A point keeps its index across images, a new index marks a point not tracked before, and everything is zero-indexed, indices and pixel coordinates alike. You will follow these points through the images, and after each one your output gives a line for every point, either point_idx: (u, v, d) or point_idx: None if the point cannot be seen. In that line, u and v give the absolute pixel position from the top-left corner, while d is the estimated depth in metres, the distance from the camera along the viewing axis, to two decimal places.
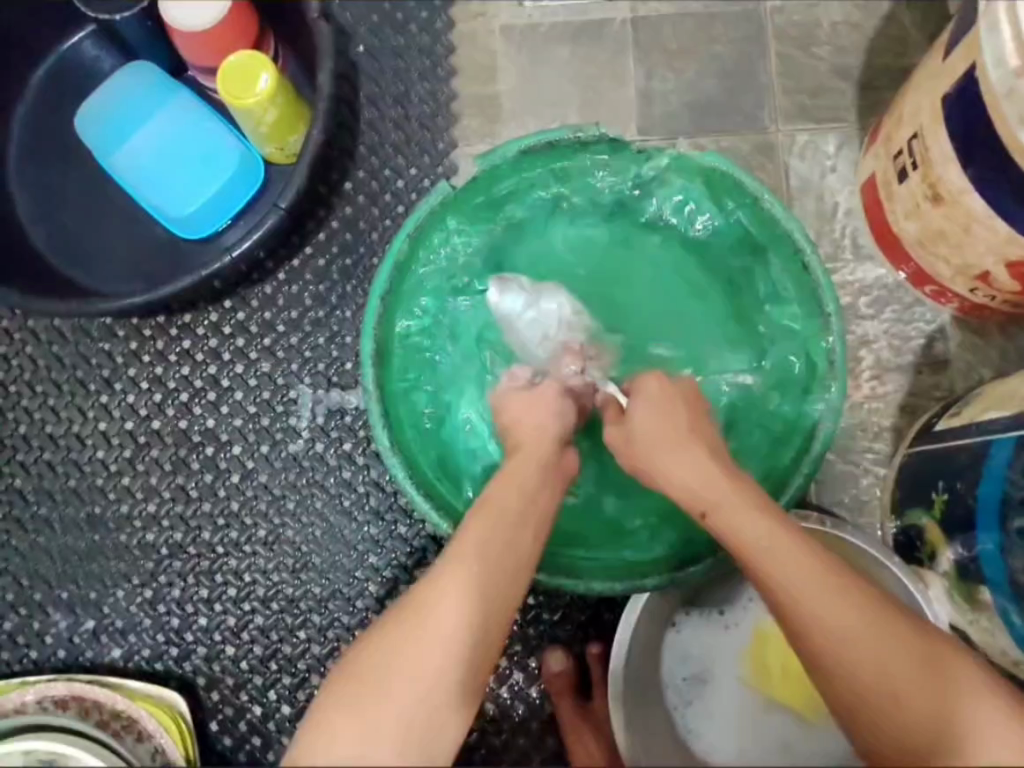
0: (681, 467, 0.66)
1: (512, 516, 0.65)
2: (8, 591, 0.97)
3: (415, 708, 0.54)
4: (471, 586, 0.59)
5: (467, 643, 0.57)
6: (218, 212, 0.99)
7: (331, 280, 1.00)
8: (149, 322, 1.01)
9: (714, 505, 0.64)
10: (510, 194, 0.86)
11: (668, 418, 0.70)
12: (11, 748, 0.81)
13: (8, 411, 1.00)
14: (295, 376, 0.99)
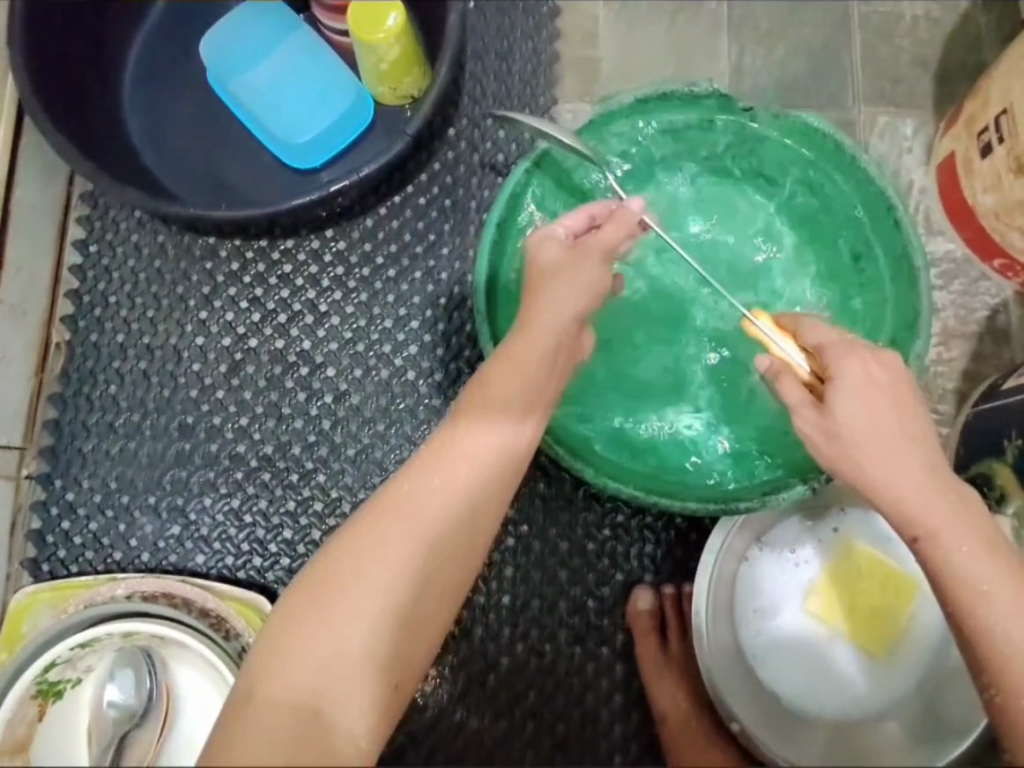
0: (894, 473, 0.67)
1: (478, 462, 0.67)
2: (96, 492, 0.99)
3: (347, 669, 0.55)
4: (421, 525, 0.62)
5: (405, 604, 0.59)
6: (332, 143, 1.03)
7: (430, 218, 1.05)
8: (252, 245, 1.04)
9: (929, 529, 0.66)
10: (625, 142, 0.92)
11: (877, 412, 0.69)
12: (112, 630, 0.85)
13: (107, 321, 1.03)
14: (391, 307, 1.03)
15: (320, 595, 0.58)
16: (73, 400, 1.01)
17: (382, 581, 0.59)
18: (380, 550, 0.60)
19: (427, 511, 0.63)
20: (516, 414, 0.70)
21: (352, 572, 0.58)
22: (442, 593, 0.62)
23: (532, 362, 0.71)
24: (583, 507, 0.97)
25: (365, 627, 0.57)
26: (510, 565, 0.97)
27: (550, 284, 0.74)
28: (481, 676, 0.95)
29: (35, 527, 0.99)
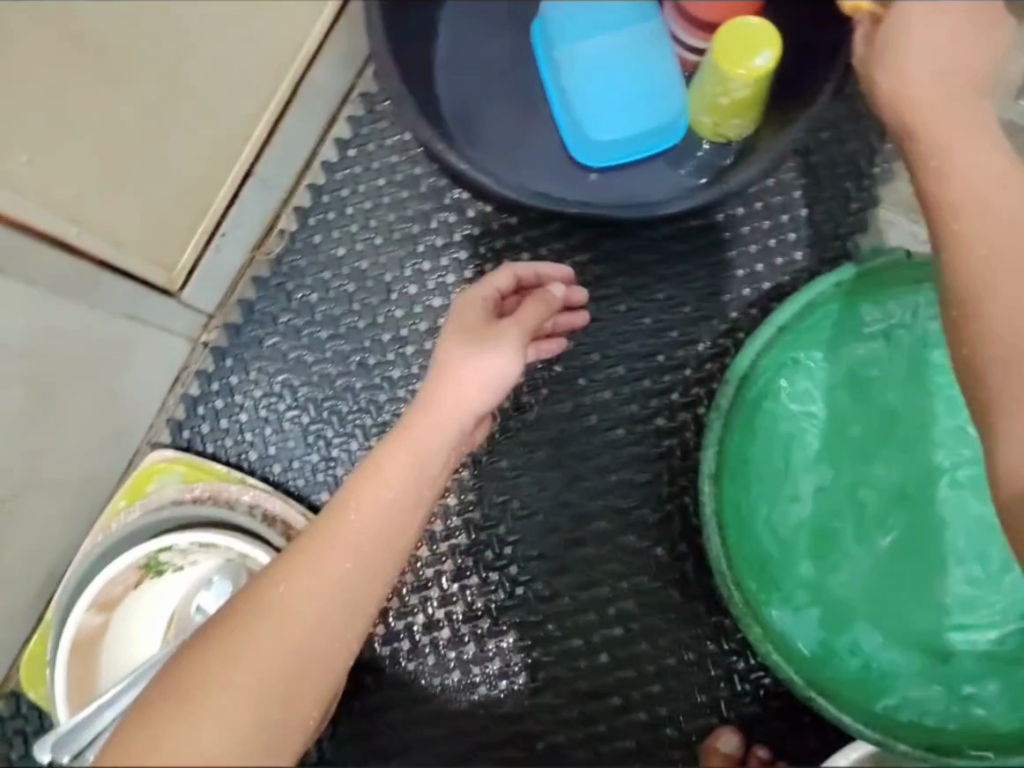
0: (920, 58, 0.64)
1: (379, 526, 0.62)
2: (257, 386, 0.98)
3: None
4: (301, 603, 0.56)
5: (270, 692, 0.51)
6: (606, 158, 0.94)
7: (688, 268, 0.95)
8: (500, 218, 0.97)
9: (951, 213, 0.64)
10: (915, 309, 0.87)
11: (934, 32, 0.63)
12: (230, 545, 0.86)
13: (336, 229, 0.99)
14: (608, 342, 0.95)
15: (167, 708, 0.49)
16: (272, 290, 0.99)
17: (247, 680, 0.51)
18: (254, 637, 0.53)
19: (314, 582, 0.57)
20: (409, 474, 0.65)
21: (210, 671, 0.51)
22: (327, 668, 0.55)
23: (432, 426, 0.68)
24: (704, 635, 0.92)
25: (222, 729, 0.48)
26: (607, 652, 0.92)
27: (456, 346, 0.72)
28: (530, 742, 0.92)
29: (192, 392, 0.98)
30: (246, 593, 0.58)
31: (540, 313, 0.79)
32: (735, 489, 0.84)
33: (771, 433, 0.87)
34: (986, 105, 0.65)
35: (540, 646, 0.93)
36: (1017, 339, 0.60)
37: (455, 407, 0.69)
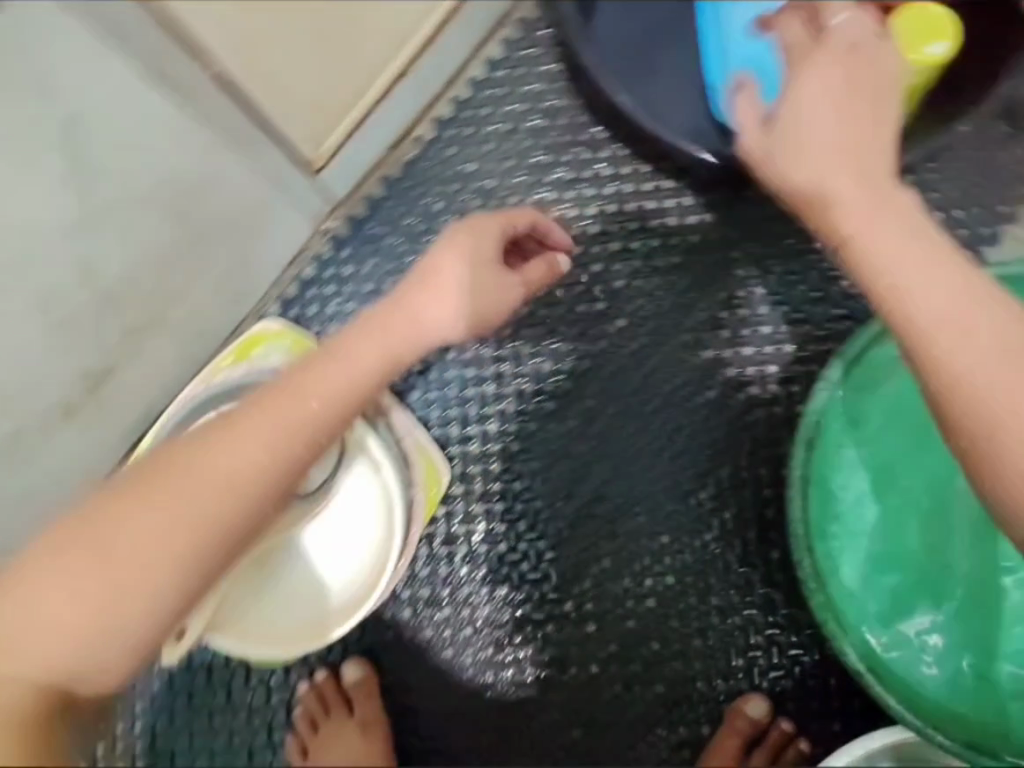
0: (818, 124, 0.64)
1: (308, 425, 0.64)
2: (367, 282, 1.01)
3: (88, 600, 0.56)
4: (225, 459, 0.61)
5: (172, 546, 0.58)
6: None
7: (810, 246, 0.95)
8: (634, 162, 0.98)
9: (896, 291, 0.59)
10: None
11: (824, 112, 0.64)
12: None
13: (470, 144, 1.00)
14: (715, 304, 0.96)
15: (60, 562, 0.57)
16: (399, 192, 1.01)
17: (156, 520, 0.58)
18: (145, 511, 0.58)
19: (242, 440, 0.62)
20: (346, 383, 0.67)
21: (108, 530, 0.58)
22: (232, 532, 0.61)
23: (381, 347, 0.70)
24: (753, 603, 0.94)
25: (127, 562, 0.57)
26: (654, 599, 0.95)
27: (439, 286, 0.73)
28: (564, 666, 0.95)
29: (305, 274, 1.01)
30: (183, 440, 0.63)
31: (546, 277, 0.81)
32: (824, 473, 0.84)
33: (877, 414, 0.86)
34: (906, 190, 0.63)
35: (591, 580, 0.96)
36: (996, 400, 0.56)
37: (403, 333, 0.71)
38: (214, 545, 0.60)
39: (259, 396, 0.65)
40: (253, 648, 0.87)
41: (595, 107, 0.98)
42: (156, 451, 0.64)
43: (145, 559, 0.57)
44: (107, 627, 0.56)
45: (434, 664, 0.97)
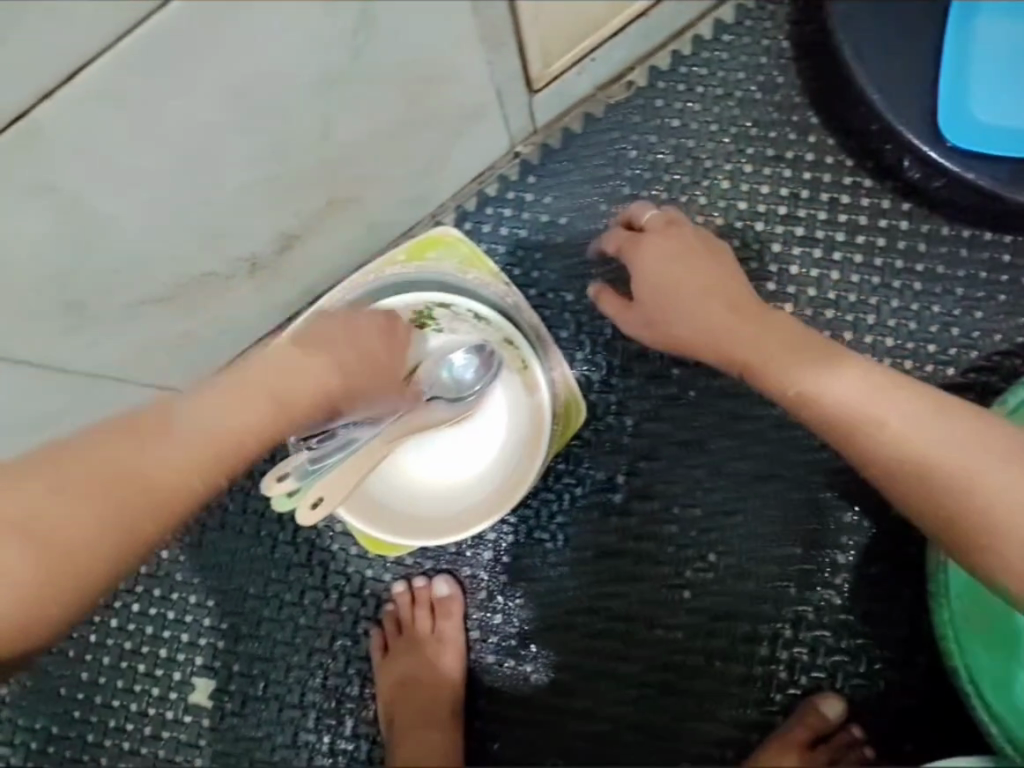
0: (657, 262, 0.85)
1: (237, 403, 0.69)
2: (544, 212, 1.02)
3: (85, 505, 0.64)
4: (143, 466, 0.65)
5: (164, 477, 0.65)
6: (974, 139, 0.89)
7: (993, 277, 0.95)
8: (838, 155, 0.98)
9: (754, 361, 0.79)
10: None
11: (664, 267, 0.85)
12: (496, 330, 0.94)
13: (679, 101, 1.01)
14: (887, 311, 0.96)
15: (157, 420, 0.67)
16: (596, 133, 1.02)
17: (90, 508, 0.64)
18: (223, 406, 0.68)
19: (133, 460, 0.65)
20: (299, 385, 0.71)
21: (197, 416, 0.67)
22: (205, 475, 0.67)
23: (306, 381, 0.72)
24: (852, 608, 0.95)
25: (91, 517, 0.64)
26: (754, 580, 0.97)
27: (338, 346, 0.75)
28: (650, 624, 0.98)
29: (488, 191, 1.03)
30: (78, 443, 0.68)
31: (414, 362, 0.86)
32: None
33: None
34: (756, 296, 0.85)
35: (696, 548, 0.98)
36: (929, 446, 0.73)
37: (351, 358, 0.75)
38: (242, 453, 0.68)
39: (341, 327, 0.78)
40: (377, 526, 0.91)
41: (812, 92, 0.99)
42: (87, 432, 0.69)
43: (206, 455, 0.67)
44: (83, 545, 0.64)
45: (525, 592, 1.00)
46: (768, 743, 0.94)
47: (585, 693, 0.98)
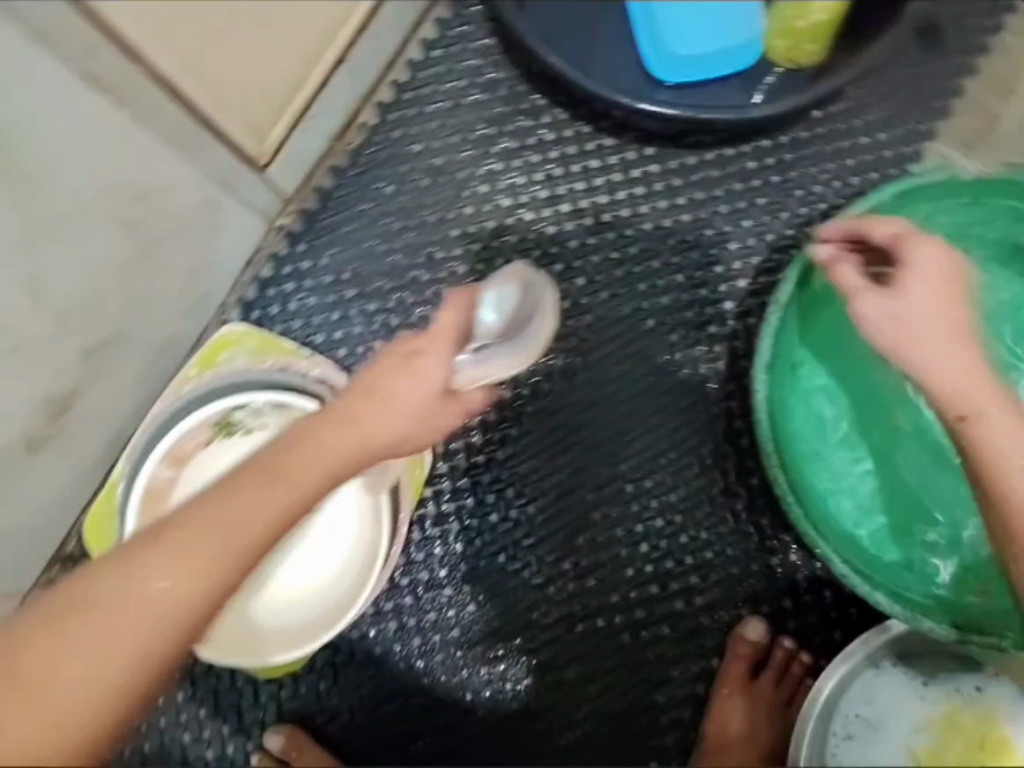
0: (918, 309, 0.74)
1: (177, 558, 0.60)
2: (326, 273, 1.01)
3: (12, 732, 0.57)
4: (80, 653, 0.58)
5: (86, 685, 0.58)
6: (675, 75, 0.96)
7: (750, 186, 0.99)
8: (575, 125, 1.01)
9: (974, 412, 0.72)
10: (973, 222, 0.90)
11: (936, 310, 0.75)
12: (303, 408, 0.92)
13: (415, 126, 1.01)
14: (667, 252, 1.00)
15: (70, 601, 0.60)
16: (348, 180, 1.01)
17: (18, 744, 0.57)
18: (116, 619, 0.59)
19: (74, 652, 0.58)
20: (243, 525, 0.62)
21: (94, 605, 0.59)
22: (157, 656, 0.60)
23: (241, 519, 0.62)
24: (740, 531, 0.97)
25: (22, 741, 0.57)
26: (647, 542, 0.99)
27: (301, 446, 0.66)
28: (570, 623, 0.98)
29: (264, 274, 1.00)
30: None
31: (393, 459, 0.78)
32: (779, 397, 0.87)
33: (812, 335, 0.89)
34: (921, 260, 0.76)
35: (585, 533, 0.99)
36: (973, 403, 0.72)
37: (304, 480, 0.65)
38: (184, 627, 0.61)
39: (268, 452, 0.66)
40: (239, 656, 0.87)
41: (532, 76, 1.01)
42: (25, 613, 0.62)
43: (107, 652, 0.59)
44: None
45: (443, 645, 0.98)
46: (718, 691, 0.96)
47: (535, 714, 0.97)
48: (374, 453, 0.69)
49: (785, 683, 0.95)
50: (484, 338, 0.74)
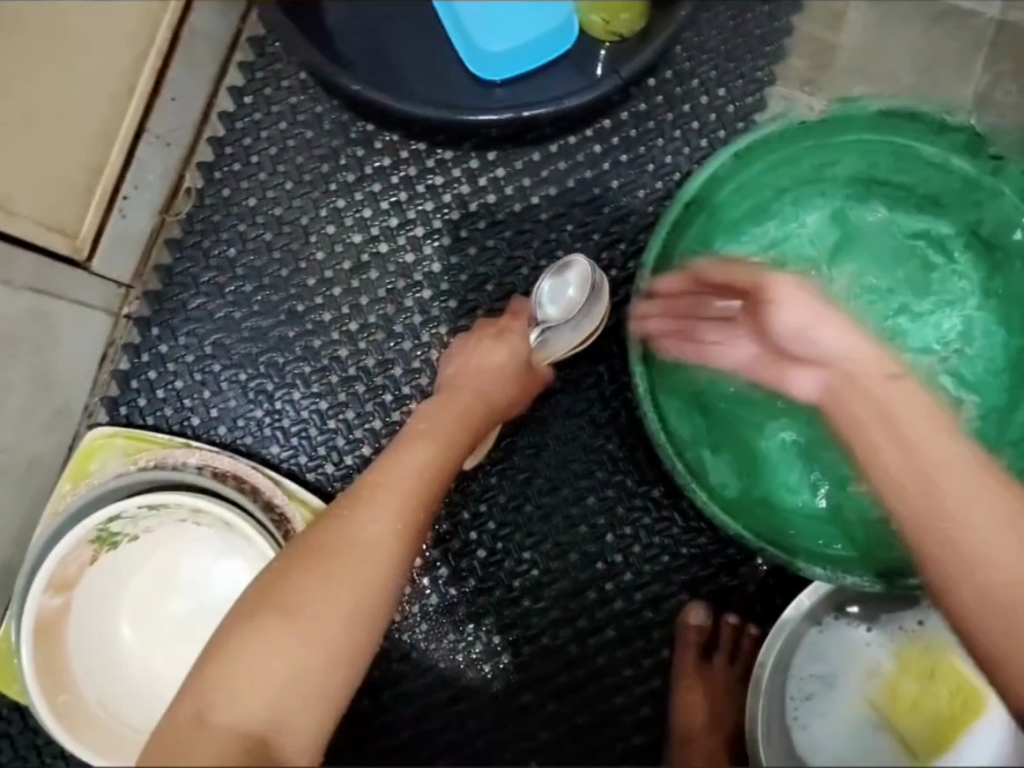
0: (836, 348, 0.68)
1: (370, 578, 0.61)
2: (188, 352, 0.96)
3: (255, 691, 0.53)
4: (270, 685, 0.53)
5: (326, 638, 0.56)
6: (496, 70, 0.92)
7: (601, 169, 0.95)
8: (409, 145, 0.96)
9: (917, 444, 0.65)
10: (817, 164, 0.88)
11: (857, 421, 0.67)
12: (181, 502, 0.86)
13: (244, 179, 0.96)
14: (533, 254, 0.95)
15: (271, 592, 0.58)
16: (188, 251, 0.96)
17: (252, 706, 0.52)
18: (301, 639, 0.56)
19: (256, 681, 0.53)
20: (390, 509, 0.66)
21: (292, 601, 0.57)
22: (350, 668, 0.57)
23: (387, 527, 0.65)
24: (663, 520, 0.95)
25: (261, 689, 0.53)
26: (576, 551, 0.95)
27: (400, 454, 0.71)
28: (516, 650, 0.95)
29: (123, 367, 0.95)
30: (212, 638, 0.56)
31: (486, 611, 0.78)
32: (658, 388, 0.89)
33: None
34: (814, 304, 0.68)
35: (511, 557, 0.95)
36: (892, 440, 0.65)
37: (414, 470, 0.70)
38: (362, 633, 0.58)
39: (384, 461, 0.70)
40: None
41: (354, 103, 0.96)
42: (210, 636, 0.57)
43: (304, 651, 0.56)
44: (288, 717, 0.53)
45: (391, 701, 0.94)
46: (678, 689, 0.91)
47: (497, 751, 0.94)
48: (461, 443, 0.77)
49: (740, 662, 0.93)
50: (545, 322, 0.87)
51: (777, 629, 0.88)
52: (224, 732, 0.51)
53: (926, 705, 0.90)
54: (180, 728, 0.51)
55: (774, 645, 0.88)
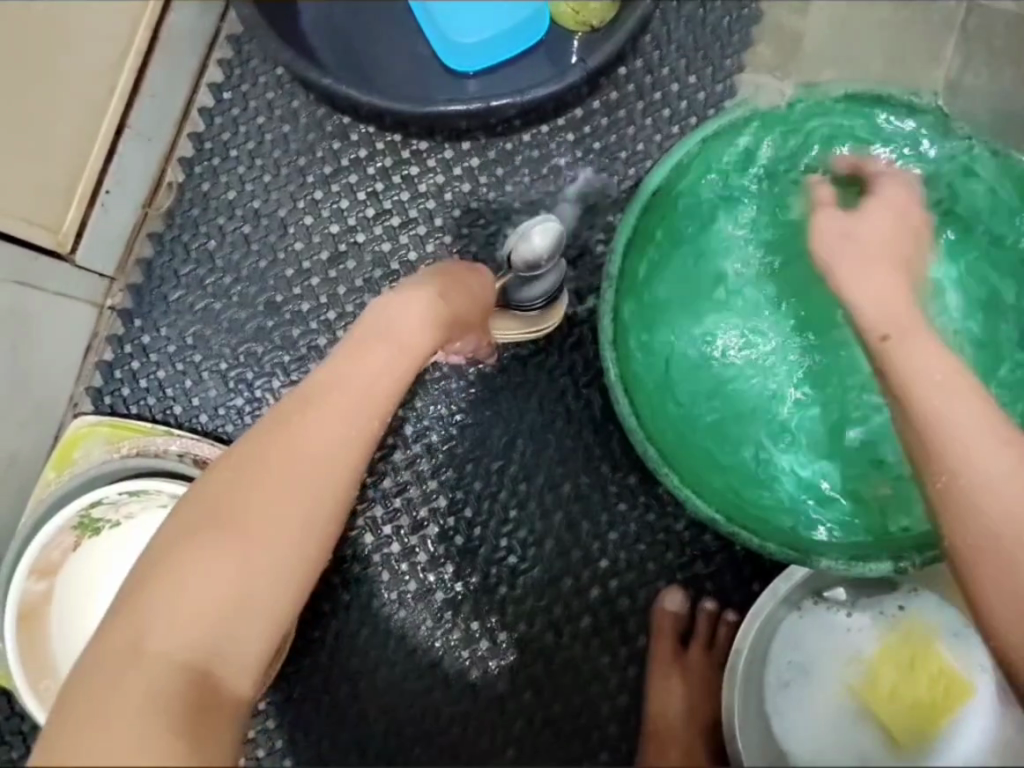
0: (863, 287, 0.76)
1: (310, 502, 0.60)
2: (170, 342, 0.97)
3: (186, 615, 0.54)
4: (203, 612, 0.54)
5: (262, 565, 0.57)
6: (468, 62, 0.94)
7: (572, 157, 0.96)
8: (385, 137, 0.98)
9: (896, 333, 0.73)
10: (787, 150, 0.89)
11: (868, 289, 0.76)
12: (160, 489, 0.87)
13: (224, 173, 0.98)
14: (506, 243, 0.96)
15: (204, 517, 0.58)
16: (170, 244, 0.98)
17: (184, 633, 0.53)
18: (235, 568, 0.56)
19: (188, 608, 0.54)
20: (333, 427, 0.63)
21: (227, 527, 0.57)
22: (286, 597, 0.58)
23: (330, 446, 0.62)
24: (639, 505, 0.95)
25: (192, 616, 0.54)
26: (552, 538, 0.96)
27: (352, 360, 0.67)
28: (492, 636, 0.95)
29: (107, 358, 0.97)
30: (144, 560, 0.57)
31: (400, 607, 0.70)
32: (636, 376, 0.89)
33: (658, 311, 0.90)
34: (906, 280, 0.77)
35: (487, 543, 0.96)
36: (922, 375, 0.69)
37: (364, 383, 0.66)
38: (300, 565, 0.59)
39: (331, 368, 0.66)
40: None
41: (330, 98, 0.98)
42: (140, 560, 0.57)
43: (243, 586, 0.56)
44: (222, 644, 0.54)
45: (369, 687, 0.95)
46: (653, 676, 0.91)
47: (474, 738, 0.94)
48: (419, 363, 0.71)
49: (717, 649, 0.93)
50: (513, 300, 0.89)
51: (754, 615, 0.87)
52: (158, 656, 0.51)
53: (908, 693, 0.88)
54: (109, 649, 0.52)
55: (751, 628, 0.87)
